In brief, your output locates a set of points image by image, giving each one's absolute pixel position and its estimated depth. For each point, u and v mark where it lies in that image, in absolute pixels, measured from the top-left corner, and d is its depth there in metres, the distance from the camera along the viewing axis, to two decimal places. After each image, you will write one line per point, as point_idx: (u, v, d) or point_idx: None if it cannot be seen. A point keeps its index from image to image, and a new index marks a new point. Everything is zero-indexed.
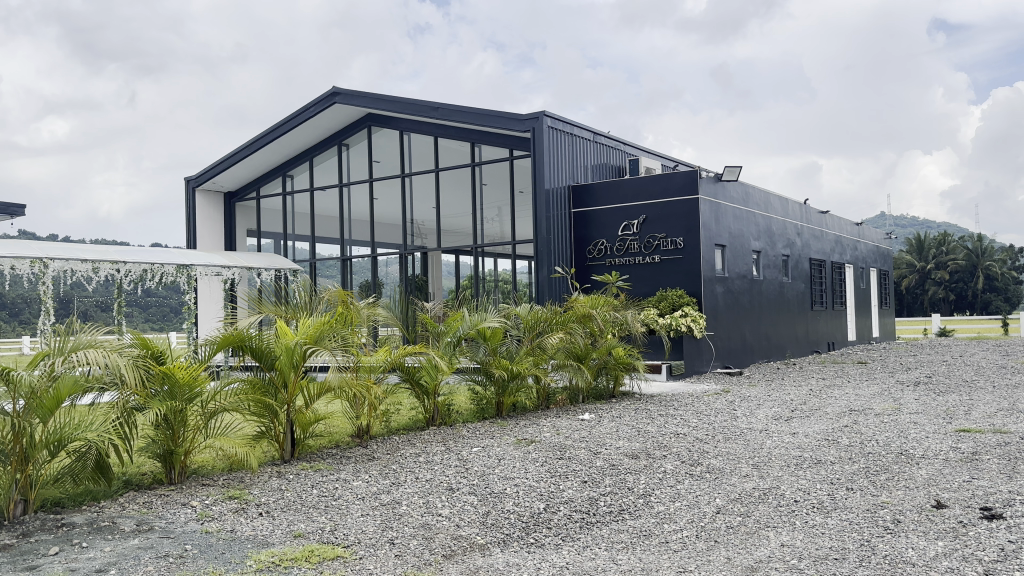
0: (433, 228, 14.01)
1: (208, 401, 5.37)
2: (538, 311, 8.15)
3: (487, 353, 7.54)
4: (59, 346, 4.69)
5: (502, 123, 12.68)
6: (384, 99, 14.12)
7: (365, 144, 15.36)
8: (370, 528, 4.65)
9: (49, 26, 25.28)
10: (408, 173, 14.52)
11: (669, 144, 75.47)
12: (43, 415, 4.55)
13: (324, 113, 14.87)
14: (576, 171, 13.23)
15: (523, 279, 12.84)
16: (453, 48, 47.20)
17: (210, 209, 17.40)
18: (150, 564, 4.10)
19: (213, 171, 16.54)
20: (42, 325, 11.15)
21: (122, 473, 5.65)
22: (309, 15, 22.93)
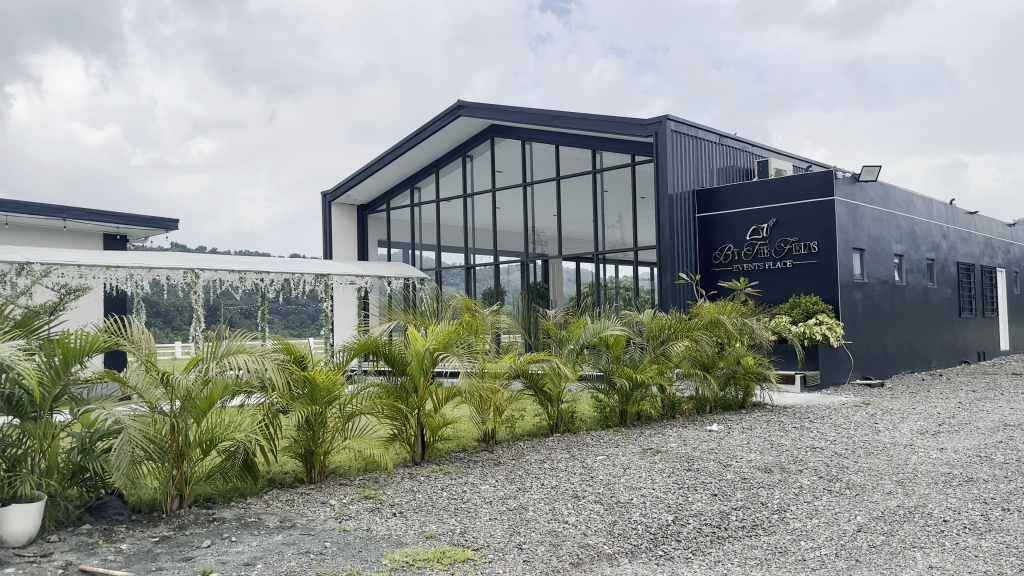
0: (553, 236, 14.11)
1: (345, 404, 5.58)
2: (662, 318, 7.96)
3: (610, 361, 7.46)
4: (212, 352, 5.04)
5: (623, 128, 12.55)
6: (506, 110, 14.33)
7: (488, 155, 15.67)
8: (499, 532, 4.74)
9: (199, 54, 27.32)
10: (529, 182, 14.71)
11: (800, 144, 72.69)
12: (197, 416, 4.87)
13: (450, 126, 15.26)
14: (701, 175, 12.91)
15: (646, 285, 12.62)
16: (574, 57, 47.38)
17: (346, 222, 18.16)
18: (293, 560, 4.45)
19: (348, 185, 17.32)
20: (195, 332, 12.00)
21: (267, 471, 5.96)
22: (433, 30, 23.66)
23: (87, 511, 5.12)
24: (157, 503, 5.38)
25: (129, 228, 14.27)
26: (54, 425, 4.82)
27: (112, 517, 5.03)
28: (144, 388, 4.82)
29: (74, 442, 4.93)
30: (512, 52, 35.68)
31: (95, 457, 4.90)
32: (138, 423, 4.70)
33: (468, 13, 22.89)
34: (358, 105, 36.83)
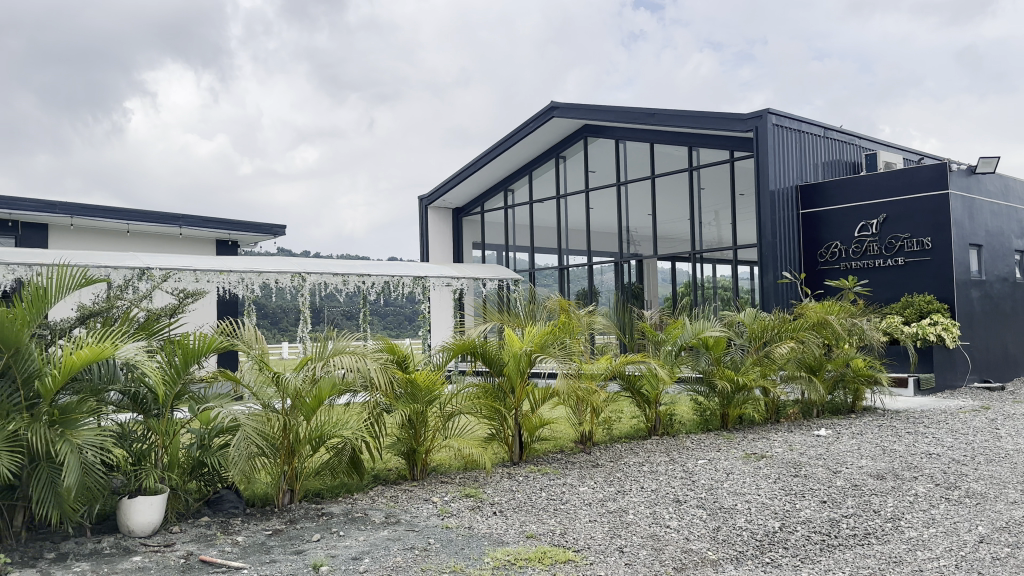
0: (648, 235, 14.08)
1: (445, 403, 5.72)
2: (764, 319, 7.79)
3: (710, 362, 7.33)
4: (320, 352, 5.26)
5: (722, 124, 12.28)
6: (600, 109, 14.27)
7: (581, 155, 15.71)
8: (600, 534, 4.73)
9: (300, 65, 28.43)
10: (624, 181, 14.67)
11: (908, 136, 69.26)
12: (308, 413, 5.09)
13: (543, 128, 15.32)
14: (805, 169, 12.46)
15: (745, 285, 12.33)
16: (670, 54, 46.56)
17: (442, 224, 18.50)
18: (398, 556, 4.58)
19: (444, 188, 17.66)
20: (301, 333, 12.50)
21: (372, 468, 6.15)
22: (525, 32, 23.75)
23: (206, 503, 5.43)
24: (270, 498, 5.63)
25: (238, 234, 15.28)
26: (176, 421, 5.18)
27: (228, 510, 5.29)
28: (258, 388, 5.10)
29: (194, 438, 5.28)
30: (605, 52, 35.14)
31: (213, 452, 5.17)
32: (253, 421, 4.94)
33: (559, 13, 22.88)
34: (451, 110, 37.49)
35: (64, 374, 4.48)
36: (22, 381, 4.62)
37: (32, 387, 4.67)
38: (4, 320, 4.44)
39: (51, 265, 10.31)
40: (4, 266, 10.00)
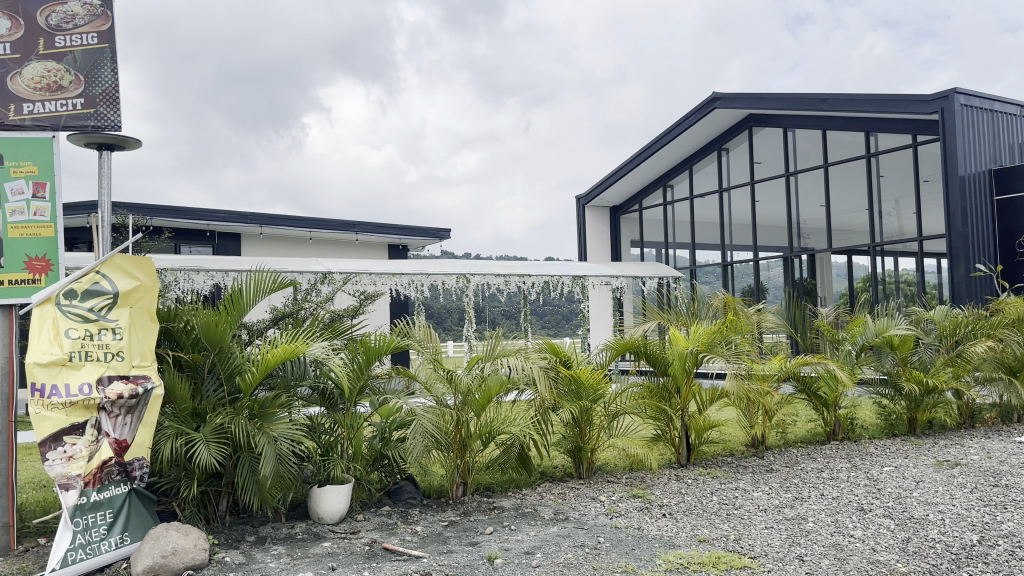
0: (823, 228, 13.44)
1: (610, 402, 5.74)
2: (956, 315, 7.31)
3: (896, 363, 6.95)
4: (489, 351, 5.55)
5: (903, 106, 11.43)
6: (766, 98, 13.70)
7: (745, 146, 15.25)
8: (777, 541, 4.55)
9: None
10: (793, 172, 14.09)
11: None
12: (477, 409, 5.41)
13: (705, 119, 14.99)
14: (999, 150, 11.42)
15: (932, 279, 11.50)
16: None
17: (599, 224, 18.54)
18: (569, 553, 4.62)
19: (600, 188, 17.67)
20: (467, 332, 12.90)
21: (540, 465, 6.31)
22: None
23: (386, 494, 5.78)
24: (445, 491, 5.90)
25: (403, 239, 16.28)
26: (358, 415, 5.51)
27: (407, 500, 5.64)
28: (431, 382, 5.47)
29: (377, 433, 5.60)
30: None
31: (393, 445, 5.54)
32: (429, 414, 5.34)
33: None
34: None
35: (262, 370, 4.97)
36: (226, 378, 5.29)
37: (233, 383, 5.34)
38: (212, 321, 5.07)
39: (247, 271, 11.17)
40: (207, 272, 10.98)
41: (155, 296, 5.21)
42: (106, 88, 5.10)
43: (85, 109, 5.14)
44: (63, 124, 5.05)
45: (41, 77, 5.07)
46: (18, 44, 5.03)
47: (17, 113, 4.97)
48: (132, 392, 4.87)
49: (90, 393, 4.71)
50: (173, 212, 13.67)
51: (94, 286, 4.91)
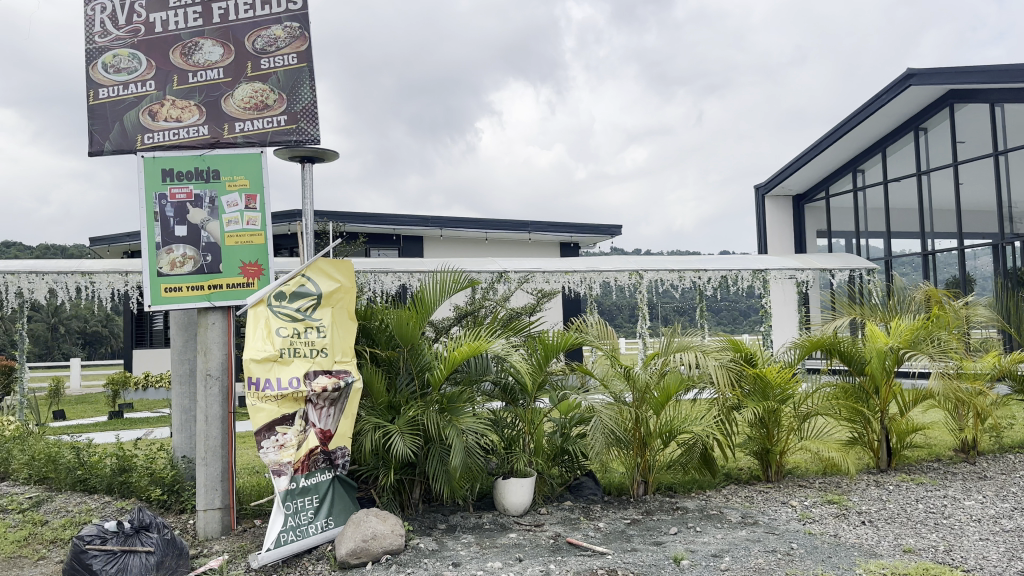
0: None
1: (799, 404, 5.65)
2: None
3: None
4: (665, 347, 5.53)
5: None
6: (967, 72, 12.45)
7: (946, 125, 14.07)
8: (995, 554, 4.15)
9: None
10: (1002, 151, 12.78)
11: None
12: (656, 408, 5.41)
13: (900, 97, 13.84)
14: None
15: None
16: None
17: (781, 214, 18.05)
18: (760, 557, 4.46)
19: (781, 177, 17.12)
20: (642, 329, 12.76)
21: (725, 466, 6.38)
22: None
23: (567, 488, 6.10)
24: (624, 488, 6.17)
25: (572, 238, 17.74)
26: (538, 411, 5.86)
27: (587, 496, 5.94)
28: (607, 380, 5.56)
29: (556, 428, 5.99)
30: None
31: (574, 440, 5.93)
32: (607, 411, 5.38)
33: None
34: None
35: (449, 366, 5.41)
36: (416, 373, 5.79)
37: (423, 378, 5.82)
38: (404, 321, 5.62)
39: (430, 271, 11.57)
40: (394, 274, 11.59)
41: (353, 296, 5.76)
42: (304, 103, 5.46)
43: (287, 124, 5.56)
44: (267, 139, 5.50)
45: (249, 98, 5.56)
46: (230, 69, 5.54)
47: (230, 131, 5.49)
48: (334, 385, 5.32)
49: (298, 386, 5.21)
50: (363, 218, 15.70)
51: (300, 288, 5.49)
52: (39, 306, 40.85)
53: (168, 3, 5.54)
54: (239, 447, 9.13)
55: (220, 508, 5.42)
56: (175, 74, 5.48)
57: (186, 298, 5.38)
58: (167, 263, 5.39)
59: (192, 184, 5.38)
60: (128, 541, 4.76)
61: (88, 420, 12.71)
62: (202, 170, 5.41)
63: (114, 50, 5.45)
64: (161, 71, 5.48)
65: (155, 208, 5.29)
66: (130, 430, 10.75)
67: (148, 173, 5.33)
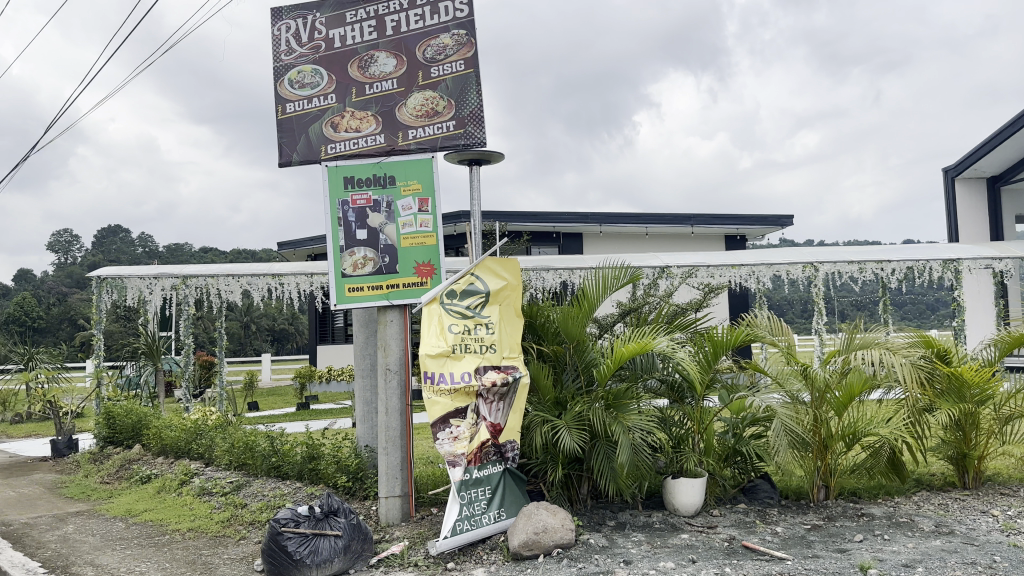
0: None
1: (1001, 405, 5.83)
2: None
3: None
4: (847, 345, 5.77)
5: None
6: None
7: None
8: None
9: None
10: None
11: None
12: (837, 409, 5.58)
13: None
14: None
15: None
16: None
17: (973, 198, 16.70)
18: (959, 570, 4.19)
19: (973, 157, 15.86)
20: (819, 327, 12.33)
21: (915, 471, 6.51)
22: None
23: (741, 491, 6.11)
24: (802, 493, 6.09)
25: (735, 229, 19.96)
26: (708, 411, 5.87)
27: (763, 500, 5.91)
28: (786, 379, 5.71)
29: (725, 427, 6.02)
30: None
31: (746, 441, 5.87)
32: (785, 410, 5.54)
33: None
34: None
35: (615, 363, 5.42)
36: (582, 369, 5.86)
37: (589, 374, 5.88)
38: (570, 317, 5.73)
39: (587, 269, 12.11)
40: (556, 271, 11.86)
41: (519, 293, 5.89)
42: (471, 108, 5.89)
43: (455, 128, 6.01)
44: (438, 144, 5.97)
45: (420, 105, 6.05)
46: (403, 79, 6.08)
47: (404, 138, 6.01)
48: (503, 379, 5.47)
49: (470, 380, 5.38)
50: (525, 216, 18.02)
51: (470, 286, 5.68)
52: (237, 307, 46.05)
53: (347, 19, 6.16)
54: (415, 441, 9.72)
55: (400, 496, 5.75)
56: (353, 87, 6.08)
57: (367, 297, 5.89)
58: (350, 265, 5.93)
59: (371, 190, 5.93)
60: (318, 525, 5.09)
61: (281, 411, 14.13)
62: (380, 176, 5.94)
63: (300, 66, 6.13)
64: (341, 84, 6.10)
65: (340, 214, 5.86)
66: (316, 421, 11.91)
67: (332, 183, 5.92)
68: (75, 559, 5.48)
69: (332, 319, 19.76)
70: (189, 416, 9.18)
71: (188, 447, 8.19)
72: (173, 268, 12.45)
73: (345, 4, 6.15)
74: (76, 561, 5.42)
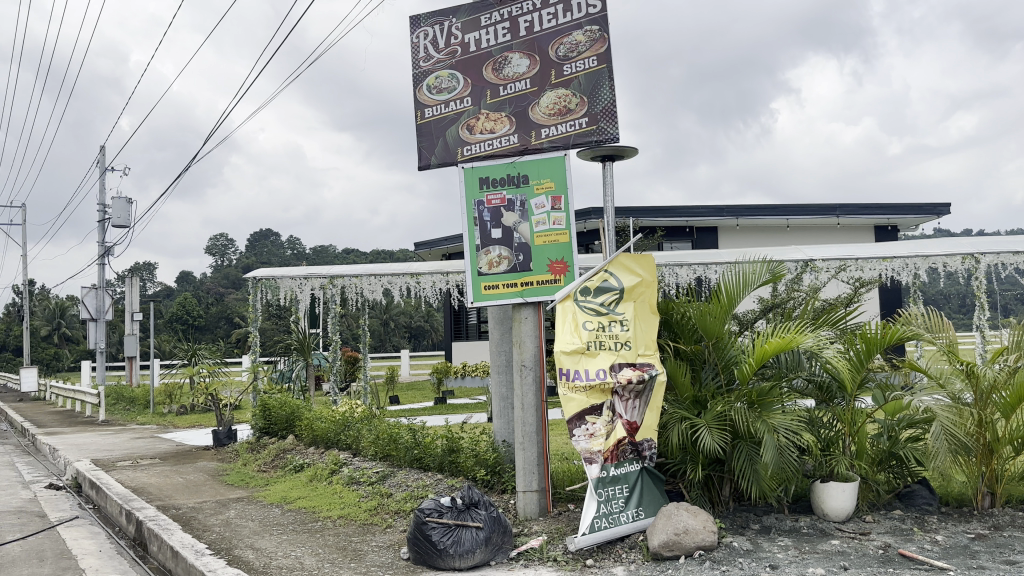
0: None
1: None
2: None
3: None
4: (1016, 343, 5.46)
5: None
6: None
7: None
8: None
9: None
10: None
11: None
12: (1005, 411, 5.28)
13: None
14: None
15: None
16: None
17: None
18: None
19: None
20: (982, 321, 11.88)
21: None
22: None
23: (896, 496, 5.77)
24: (965, 499, 5.70)
25: (882, 219, 20.50)
26: (859, 412, 5.69)
27: (921, 506, 5.59)
28: (946, 378, 5.52)
29: (880, 430, 5.76)
30: None
31: (902, 445, 5.63)
32: (946, 412, 5.36)
33: None
34: None
35: (758, 359, 5.33)
36: (722, 367, 5.75)
37: (729, 372, 5.76)
38: (707, 313, 5.62)
39: (723, 265, 12.82)
40: (689, 267, 12.95)
41: (654, 290, 5.79)
42: (604, 105, 5.87)
43: (589, 125, 6.01)
44: (571, 142, 6.00)
45: (553, 104, 6.11)
46: (536, 78, 6.17)
47: (537, 138, 6.08)
48: (639, 377, 5.41)
49: (605, 377, 5.36)
50: (656, 212, 19.51)
51: (604, 283, 5.66)
52: (375, 306, 48.91)
53: (481, 23, 6.33)
54: (551, 437, 9.87)
55: (537, 491, 5.83)
56: (488, 89, 6.27)
57: (503, 295, 6.05)
58: (486, 264, 6.15)
59: (505, 190, 6.13)
60: (460, 516, 5.20)
61: (420, 404, 14.84)
62: (513, 175, 6.12)
63: (437, 72, 6.40)
64: (476, 87, 6.30)
65: (475, 214, 6.09)
66: (454, 414, 12.42)
67: (469, 184, 6.20)
68: (238, 542, 5.91)
69: (467, 315, 21.50)
70: (336, 408, 9.71)
71: (337, 438, 8.67)
72: (319, 269, 13.25)
73: (479, 9, 6.32)
74: (238, 544, 5.84)
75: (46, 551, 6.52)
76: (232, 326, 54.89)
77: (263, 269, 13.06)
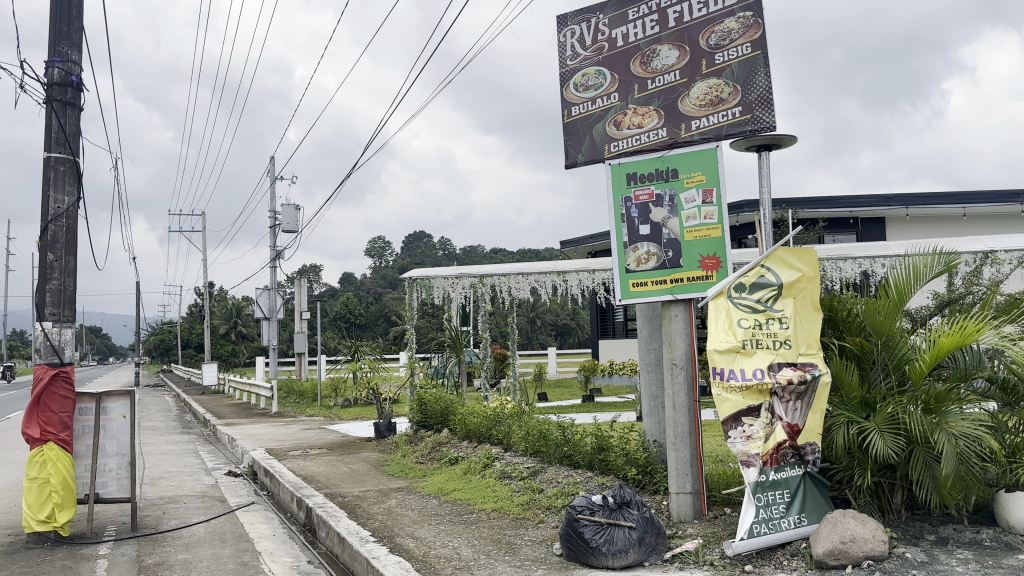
0: None
1: None
2: None
3: None
4: None
5: None
6: None
7: None
8: None
9: None
10: None
11: None
12: None
13: None
14: None
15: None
16: None
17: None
18: None
19: None
20: None
21: None
22: None
23: None
24: None
25: None
26: None
27: None
28: None
29: None
30: None
31: None
32: None
33: None
34: None
35: (934, 355, 5.08)
36: (893, 366, 5.39)
37: (901, 373, 5.39)
38: (878, 310, 5.32)
39: (891, 257, 12.01)
40: (854, 260, 12.41)
41: (817, 286, 5.48)
42: (758, 92, 5.58)
43: (742, 114, 5.73)
44: (723, 133, 5.77)
45: (704, 95, 5.94)
46: (686, 69, 6.03)
47: (687, 130, 5.96)
48: (801, 378, 5.15)
49: (762, 377, 5.13)
50: (816, 203, 18.47)
51: (760, 278, 5.40)
52: (521, 304, 49.94)
53: (629, 17, 6.33)
54: (704, 438, 9.61)
55: (691, 493, 5.69)
56: (635, 83, 6.25)
57: (652, 292, 5.99)
58: (634, 261, 6.12)
59: (654, 185, 6.05)
60: (612, 515, 5.17)
61: (568, 402, 14.98)
62: (663, 171, 6.01)
63: (585, 70, 6.49)
64: (624, 83, 6.31)
65: (623, 211, 6.09)
66: (602, 413, 12.42)
67: (617, 181, 6.20)
68: (399, 530, 6.20)
69: (613, 313, 21.40)
70: (487, 404, 9.97)
71: (490, 433, 8.87)
72: (470, 269, 13.70)
73: (627, 3, 6.33)
74: (399, 532, 6.13)
75: (227, 533, 7.14)
76: (389, 324, 57.91)
77: (416, 270, 13.62)
